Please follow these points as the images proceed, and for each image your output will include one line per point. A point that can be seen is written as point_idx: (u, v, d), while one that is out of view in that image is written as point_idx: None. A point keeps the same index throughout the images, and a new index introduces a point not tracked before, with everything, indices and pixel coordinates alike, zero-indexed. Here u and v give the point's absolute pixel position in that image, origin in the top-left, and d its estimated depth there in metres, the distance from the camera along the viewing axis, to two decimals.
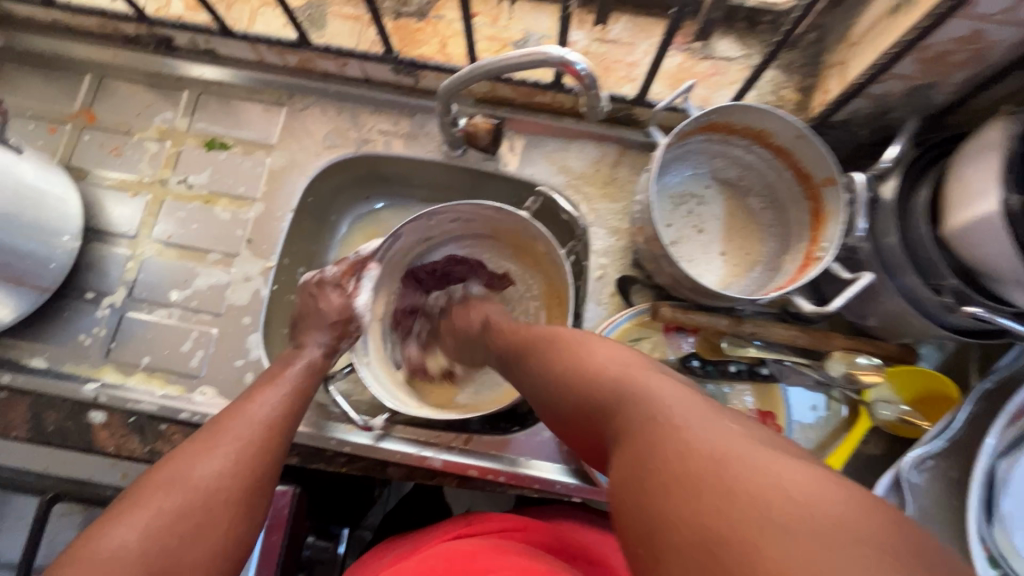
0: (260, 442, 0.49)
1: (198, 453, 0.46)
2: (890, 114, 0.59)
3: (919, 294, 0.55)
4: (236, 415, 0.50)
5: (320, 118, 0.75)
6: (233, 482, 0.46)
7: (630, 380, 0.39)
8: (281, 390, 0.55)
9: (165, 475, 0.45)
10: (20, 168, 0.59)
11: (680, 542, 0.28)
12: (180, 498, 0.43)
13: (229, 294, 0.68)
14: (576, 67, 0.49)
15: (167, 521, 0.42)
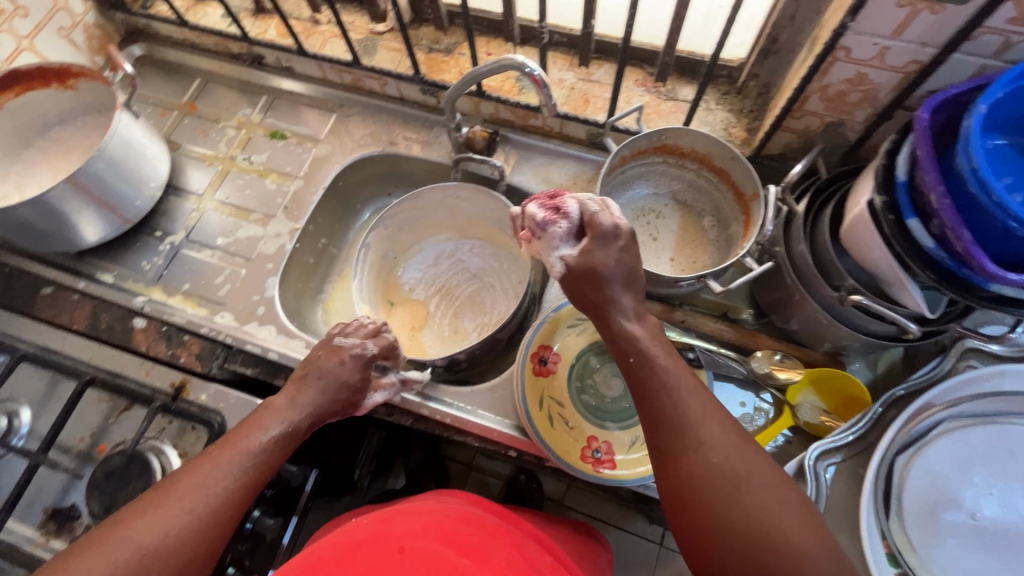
0: (210, 515, 0.49)
1: (145, 516, 0.47)
2: (813, 145, 0.70)
3: (826, 296, 0.63)
4: (199, 475, 0.50)
5: (360, 123, 0.93)
6: (171, 555, 0.46)
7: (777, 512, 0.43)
8: (243, 459, 0.53)
9: (105, 538, 0.45)
10: (133, 128, 0.80)
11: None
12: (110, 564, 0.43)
13: (261, 244, 0.85)
14: (531, 72, 0.65)
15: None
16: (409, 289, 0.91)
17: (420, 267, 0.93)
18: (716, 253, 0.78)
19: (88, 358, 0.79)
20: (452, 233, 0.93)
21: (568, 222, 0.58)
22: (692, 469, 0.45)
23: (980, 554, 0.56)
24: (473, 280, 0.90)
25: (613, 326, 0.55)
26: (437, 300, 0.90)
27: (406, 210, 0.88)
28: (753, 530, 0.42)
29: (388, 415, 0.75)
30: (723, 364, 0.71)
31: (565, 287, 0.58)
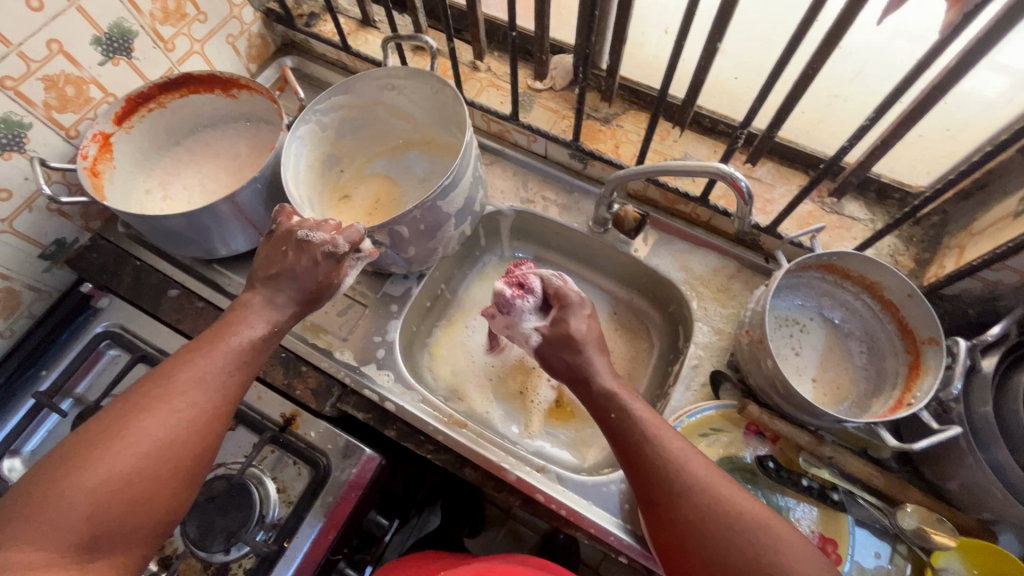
0: (200, 415, 0.55)
1: (147, 416, 0.53)
2: (999, 300, 0.66)
3: (1006, 469, 0.59)
4: (185, 377, 0.55)
5: (499, 174, 0.92)
6: (176, 450, 0.53)
7: None
8: (228, 353, 0.58)
9: (113, 430, 0.51)
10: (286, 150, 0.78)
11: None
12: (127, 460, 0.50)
13: (388, 284, 0.85)
14: (738, 182, 0.62)
15: (124, 479, 0.50)
16: (355, 181, 0.93)
17: (377, 169, 0.93)
18: (864, 385, 0.73)
19: None
20: (403, 140, 0.92)
21: (536, 299, 0.72)
22: (685, 519, 0.54)
23: None
24: (418, 180, 0.90)
25: (596, 387, 0.63)
26: (377, 205, 0.90)
27: (343, 107, 0.85)
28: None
29: (496, 490, 0.73)
30: (865, 511, 0.67)
31: (539, 355, 0.69)
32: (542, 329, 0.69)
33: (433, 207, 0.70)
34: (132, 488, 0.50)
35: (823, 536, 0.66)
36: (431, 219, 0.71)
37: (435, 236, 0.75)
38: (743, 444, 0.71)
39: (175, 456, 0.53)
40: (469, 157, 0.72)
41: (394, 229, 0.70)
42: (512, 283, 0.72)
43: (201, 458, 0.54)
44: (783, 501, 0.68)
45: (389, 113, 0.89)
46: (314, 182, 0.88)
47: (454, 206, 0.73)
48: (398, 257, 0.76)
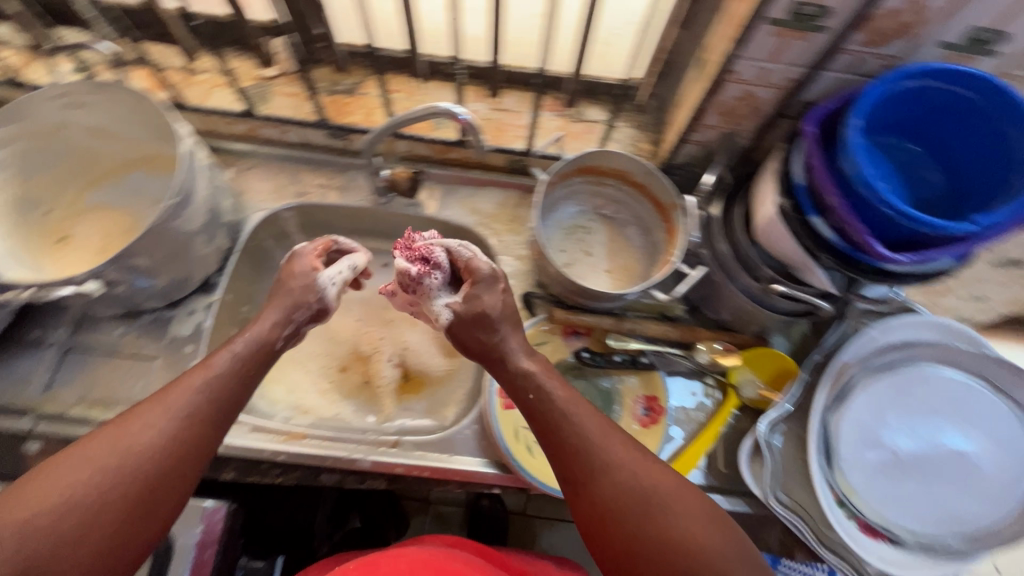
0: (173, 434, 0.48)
1: (89, 445, 0.46)
2: (713, 154, 0.78)
3: (750, 287, 0.72)
4: (145, 404, 0.49)
5: (263, 176, 0.86)
6: (128, 478, 0.45)
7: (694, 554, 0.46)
8: (206, 377, 0.53)
9: (49, 470, 0.45)
10: None
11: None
12: (44, 499, 0.43)
13: (173, 326, 0.76)
14: (459, 116, 0.67)
15: (46, 522, 0.42)
16: (72, 218, 0.79)
17: (98, 200, 0.80)
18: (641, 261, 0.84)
19: None
20: (116, 162, 0.81)
21: (443, 271, 0.64)
22: (608, 489, 0.49)
23: (904, 484, 0.66)
24: (150, 201, 0.80)
25: (511, 367, 0.59)
26: (107, 241, 0.78)
27: (23, 137, 0.73)
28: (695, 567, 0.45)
29: (361, 482, 0.73)
30: (672, 361, 0.77)
31: (452, 336, 0.62)
32: (454, 303, 0.62)
33: (167, 230, 0.66)
34: (66, 531, 0.42)
35: (648, 397, 0.76)
36: (179, 238, 0.68)
37: (187, 256, 0.71)
38: (565, 347, 0.77)
39: (121, 491, 0.45)
40: (195, 168, 0.69)
41: (130, 263, 0.64)
42: (413, 258, 0.65)
43: (164, 495, 0.47)
44: (610, 381, 0.77)
45: (91, 137, 0.78)
46: (14, 234, 0.75)
47: (195, 223, 0.70)
48: (148, 289, 0.70)
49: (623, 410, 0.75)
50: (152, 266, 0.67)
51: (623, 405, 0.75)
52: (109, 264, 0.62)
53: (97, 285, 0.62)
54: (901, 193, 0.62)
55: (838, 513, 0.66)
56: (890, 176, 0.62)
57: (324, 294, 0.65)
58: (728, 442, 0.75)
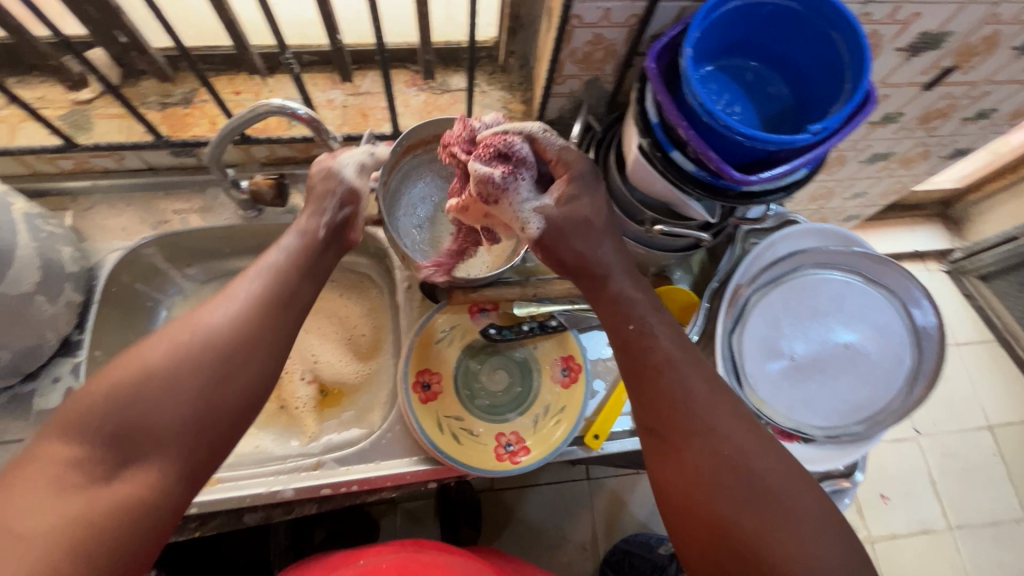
0: (166, 393, 0.44)
1: (94, 400, 0.43)
2: (582, 104, 0.77)
3: (635, 231, 0.72)
4: (123, 374, 0.44)
5: (109, 213, 0.77)
6: (147, 441, 0.43)
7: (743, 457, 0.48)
8: (191, 345, 0.46)
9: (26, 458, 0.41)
10: None
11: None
12: (127, 375, 0.43)
13: (37, 400, 0.68)
14: (297, 112, 0.62)
15: (137, 380, 0.44)
16: None
17: None
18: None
19: None
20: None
21: (528, 168, 0.58)
22: (667, 383, 0.51)
23: (806, 384, 0.71)
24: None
25: (612, 287, 0.57)
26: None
27: None
28: (757, 489, 0.46)
29: (288, 510, 0.69)
30: (583, 318, 0.76)
31: (543, 251, 0.58)
32: (546, 208, 0.57)
33: None
34: (135, 409, 0.43)
35: (564, 357, 0.74)
36: (12, 303, 0.60)
37: (28, 321, 0.62)
38: (474, 326, 0.75)
39: (145, 447, 0.43)
40: (12, 218, 0.59)
41: None
42: (490, 156, 0.57)
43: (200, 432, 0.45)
44: (525, 351, 0.76)
45: None
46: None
47: (28, 281, 0.61)
48: None
49: (542, 377, 0.74)
50: None
51: (541, 371, 0.75)
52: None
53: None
54: (750, 114, 0.63)
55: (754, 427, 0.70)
56: (738, 99, 0.63)
57: (351, 226, 0.62)
58: None
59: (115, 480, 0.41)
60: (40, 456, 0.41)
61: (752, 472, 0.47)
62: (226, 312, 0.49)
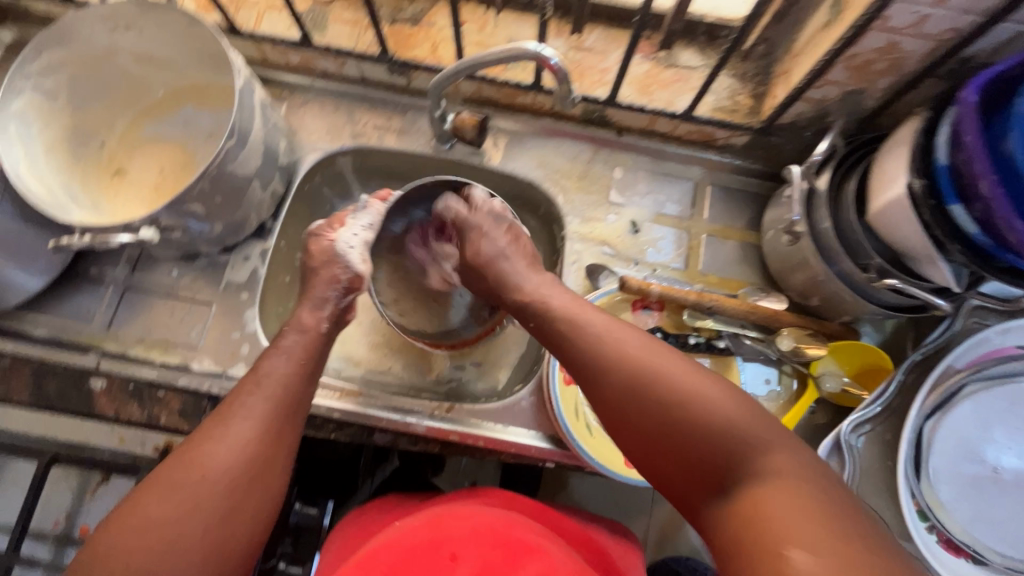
0: (194, 500, 0.45)
1: (126, 538, 0.42)
2: (827, 116, 0.68)
3: (850, 274, 0.63)
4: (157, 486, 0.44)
5: (316, 113, 0.80)
6: (187, 543, 0.43)
7: (693, 411, 0.45)
8: (212, 457, 0.46)
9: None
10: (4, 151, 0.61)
11: (772, 544, 0.37)
12: (145, 541, 0.42)
13: (228, 271, 0.74)
14: (550, 61, 0.58)
15: (161, 512, 0.43)
16: (124, 147, 0.75)
17: (149, 130, 0.76)
18: (741, 223, 0.79)
19: (47, 432, 0.69)
20: (168, 89, 0.76)
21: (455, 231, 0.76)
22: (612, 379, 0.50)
23: (999, 498, 0.62)
24: (205, 134, 0.76)
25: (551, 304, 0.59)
26: (164, 177, 0.74)
27: (69, 64, 0.67)
28: (695, 421, 0.45)
29: (413, 444, 0.71)
30: (748, 347, 0.71)
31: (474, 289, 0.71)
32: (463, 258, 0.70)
33: (224, 173, 0.62)
34: (169, 536, 0.43)
35: None
36: (236, 180, 0.64)
37: (242, 201, 0.67)
38: (635, 323, 0.71)
39: (188, 547, 0.43)
40: (251, 103, 0.64)
41: (185, 208, 0.61)
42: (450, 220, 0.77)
43: (232, 526, 0.46)
44: None
45: (140, 65, 0.72)
46: (67, 167, 0.70)
47: (251, 165, 0.65)
48: (203, 235, 0.67)
49: None
50: (207, 213, 0.64)
51: None
52: (165, 210, 0.58)
53: (153, 233, 0.59)
54: None
55: (920, 525, 0.62)
56: None
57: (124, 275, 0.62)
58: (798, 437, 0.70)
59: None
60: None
61: (687, 400, 0.46)
62: (232, 449, 0.47)
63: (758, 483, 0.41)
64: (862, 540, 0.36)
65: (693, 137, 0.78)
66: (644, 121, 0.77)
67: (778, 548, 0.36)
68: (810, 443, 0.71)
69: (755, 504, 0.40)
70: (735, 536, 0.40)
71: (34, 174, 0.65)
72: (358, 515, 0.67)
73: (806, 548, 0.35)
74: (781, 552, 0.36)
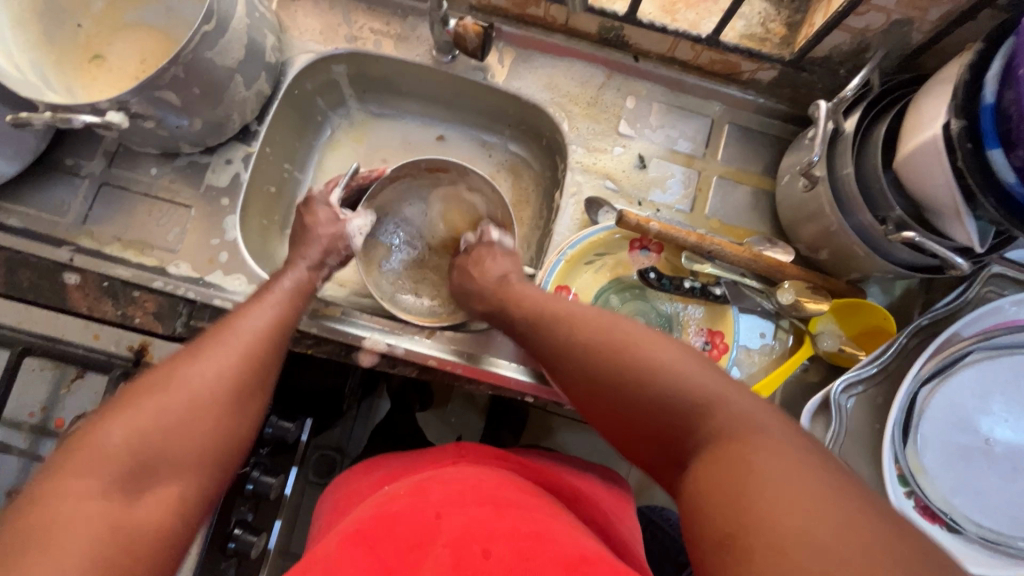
0: (201, 392, 0.47)
1: (129, 411, 0.44)
2: (867, 50, 0.61)
3: (867, 226, 0.59)
4: (172, 375, 0.47)
5: (310, 11, 0.73)
6: (191, 424, 0.46)
7: (687, 398, 0.43)
8: (231, 350, 0.51)
9: (83, 444, 0.42)
10: None
11: (722, 531, 0.35)
12: (139, 421, 0.44)
13: (209, 174, 0.70)
14: None
15: (174, 398, 0.46)
16: (105, 31, 0.70)
17: (133, 16, 0.71)
18: (757, 168, 0.73)
19: (19, 322, 0.67)
20: None
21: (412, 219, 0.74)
22: (579, 353, 0.50)
23: (984, 471, 0.60)
24: (188, 24, 0.71)
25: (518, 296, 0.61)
26: (145, 66, 0.70)
27: None
28: (655, 374, 0.45)
29: (390, 367, 0.68)
30: (747, 297, 0.69)
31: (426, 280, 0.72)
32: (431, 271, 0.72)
33: (201, 60, 0.57)
34: (177, 416, 0.46)
35: (712, 331, 0.68)
36: (216, 71, 0.59)
37: (224, 97, 0.62)
38: (630, 263, 0.70)
39: (195, 430, 0.46)
40: None
41: (157, 95, 0.56)
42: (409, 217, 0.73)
43: (231, 420, 0.49)
44: (672, 307, 0.69)
45: None
46: (40, 44, 0.65)
47: (232, 56, 0.60)
48: (181, 130, 0.63)
49: (680, 341, 0.68)
50: (183, 106, 0.59)
51: (682, 334, 0.68)
52: (134, 93, 0.54)
53: (122, 118, 0.55)
54: None
55: (899, 491, 0.60)
56: None
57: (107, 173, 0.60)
58: (786, 392, 0.68)
59: (141, 497, 0.42)
60: (50, 495, 0.39)
61: (629, 359, 0.47)
62: (239, 355, 0.51)
63: (714, 444, 0.39)
64: (830, 484, 0.34)
65: (716, 68, 0.72)
66: (664, 44, 0.70)
67: (736, 532, 0.34)
68: (799, 401, 0.69)
69: (707, 481, 0.38)
70: (704, 507, 0.37)
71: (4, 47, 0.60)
72: (348, 476, 0.66)
73: (774, 515, 0.33)
74: (738, 536, 0.33)
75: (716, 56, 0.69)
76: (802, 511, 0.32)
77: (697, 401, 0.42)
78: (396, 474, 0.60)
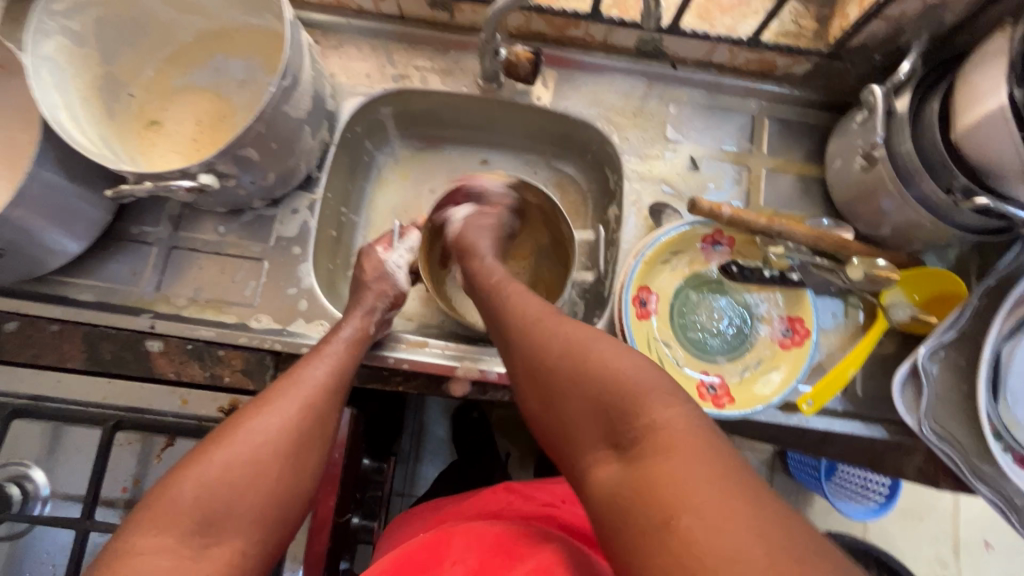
0: (271, 449, 0.47)
1: (202, 467, 0.44)
2: (902, 36, 0.65)
3: (931, 197, 0.61)
4: (243, 430, 0.47)
5: (354, 55, 0.75)
6: (257, 479, 0.46)
7: (628, 396, 0.44)
8: (296, 405, 0.51)
9: (159, 503, 0.42)
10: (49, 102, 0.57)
11: (659, 515, 0.37)
12: (212, 479, 0.44)
13: (277, 225, 0.70)
14: None
15: (245, 454, 0.46)
16: (158, 98, 0.71)
17: (183, 82, 0.72)
18: (802, 156, 0.76)
19: (103, 398, 0.66)
20: (196, 36, 0.72)
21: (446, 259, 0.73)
22: (532, 351, 0.51)
23: None
24: (239, 83, 0.72)
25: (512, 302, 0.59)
26: (202, 129, 0.71)
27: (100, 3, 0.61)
28: (601, 370, 0.46)
29: (482, 394, 0.68)
30: (818, 279, 0.71)
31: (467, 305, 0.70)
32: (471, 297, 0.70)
33: (278, 114, 0.58)
34: (247, 473, 0.45)
35: (791, 317, 0.69)
36: (289, 123, 0.60)
37: (294, 149, 0.63)
38: (703, 258, 0.72)
39: (263, 486, 0.46)
40: (299, 37, 0.59)
41: (240, 153, 0.57)
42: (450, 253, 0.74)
43: (295, 477, 0.48)
44: (751, 298, 0.71)
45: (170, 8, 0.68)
46: (102, 118, 0.65)
47: (303, 108, 0.61)
48: (255, 186, 0.63)
49: (762, 329, 0.70)
50: (261, 161, 0.60)
51: (762, 323, 0.70)
52: (221, 154, 0.55)
53: (211, 179, 0.55)
54: None
55: (997, 447, 0.62)
56: None
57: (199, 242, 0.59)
58: (868, 367, 0.70)
59: (207, 553, 0.42)
60: (132, 555, 0.40)
61: (586, 354, 0.48)
62: (303, 409, 0.51)
63: (643, 441, 0.41)
64: (741, 477, 0.37)
65: (752, 67, 0.75)
66: (702, 50, 0.73)
67: (669, 514, 0.36)
68: (881, 374, 0.70)
69: (640, 476, 0.40)
70: (630, 498, 0.39)
71: (78, 125, 0.60)
72: (402, 521, 0.69)
73: (693, 495, 0.36)
74: (671, 520, 0.36)
75: (752, 55, 0.73)
76: (714, 506, 0.35)
77: (637, 394, 0.44)
78: (442, 518, 0.64)
